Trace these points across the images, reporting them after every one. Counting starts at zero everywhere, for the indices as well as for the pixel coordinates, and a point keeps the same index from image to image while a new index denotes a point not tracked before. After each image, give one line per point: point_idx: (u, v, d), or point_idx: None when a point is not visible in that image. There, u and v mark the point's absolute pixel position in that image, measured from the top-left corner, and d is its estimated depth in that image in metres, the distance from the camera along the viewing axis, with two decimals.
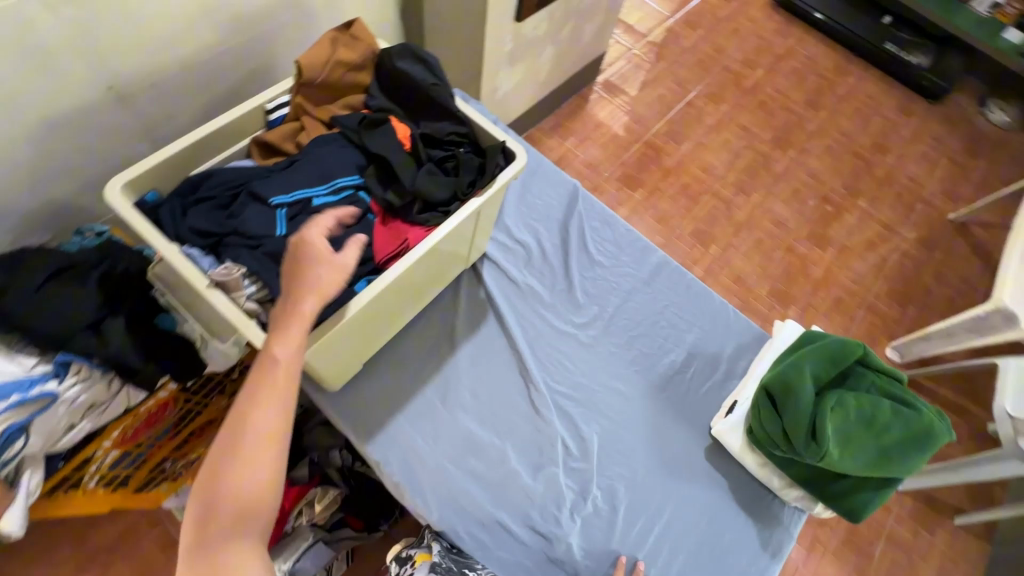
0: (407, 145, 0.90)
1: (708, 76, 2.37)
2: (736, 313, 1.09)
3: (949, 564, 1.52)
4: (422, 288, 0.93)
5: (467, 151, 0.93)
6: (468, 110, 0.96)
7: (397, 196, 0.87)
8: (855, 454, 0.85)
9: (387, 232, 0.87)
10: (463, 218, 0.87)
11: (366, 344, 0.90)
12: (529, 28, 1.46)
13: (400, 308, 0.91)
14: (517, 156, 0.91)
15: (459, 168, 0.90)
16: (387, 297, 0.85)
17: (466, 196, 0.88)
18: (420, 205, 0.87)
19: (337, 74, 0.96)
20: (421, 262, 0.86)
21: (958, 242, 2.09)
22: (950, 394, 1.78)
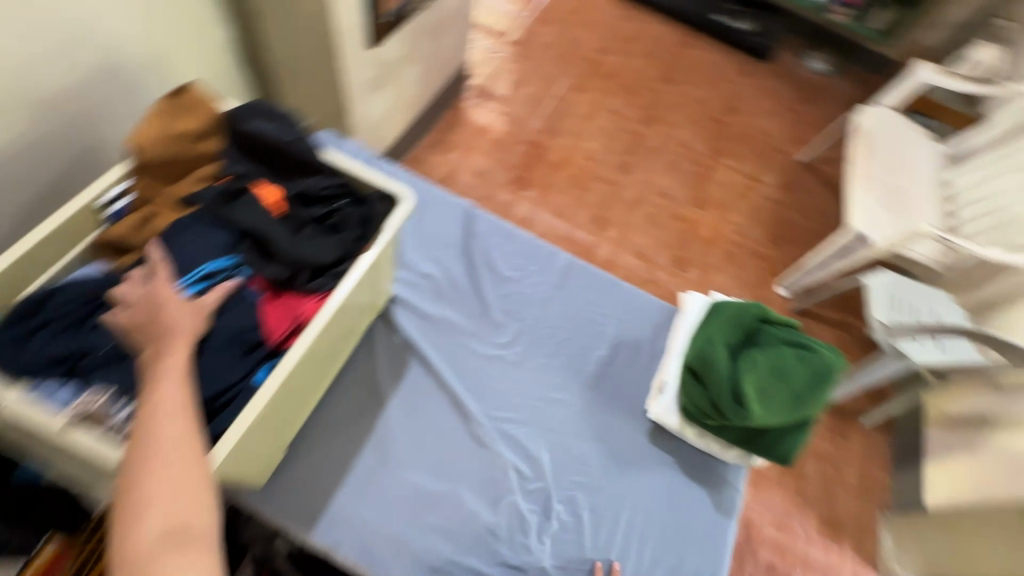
0: (278, 209, 0.85)
1: (570, 68, 2.47)
2: (647, 297, 1.13)
3: (866, 462, 1.73)
4: (335, 353, 0.90)
5: (346, 201, 0.90)
6: (336, 159, 0.93)
7: (280, 269, 0.83)
8: (775, 404, 0.91)
9: (279, 309, 0.83)
10: (359, 276, 0.85)
11: (288, 426, 0.86)
12: (387, 53, 1.43)
13: (316, 380, 0.88)
14: (399, 197, 0.91)
15: (342, 225, 0.88)
16: (299, 375, 0.80)
17: (357, 251, 0.87)
18: (309, 273, 0.84)
19: (178, 147, 0.89)
20: (325, 330, 0.82)
21: (811, 180, 2.37)
22: (835, 314, 2.01)
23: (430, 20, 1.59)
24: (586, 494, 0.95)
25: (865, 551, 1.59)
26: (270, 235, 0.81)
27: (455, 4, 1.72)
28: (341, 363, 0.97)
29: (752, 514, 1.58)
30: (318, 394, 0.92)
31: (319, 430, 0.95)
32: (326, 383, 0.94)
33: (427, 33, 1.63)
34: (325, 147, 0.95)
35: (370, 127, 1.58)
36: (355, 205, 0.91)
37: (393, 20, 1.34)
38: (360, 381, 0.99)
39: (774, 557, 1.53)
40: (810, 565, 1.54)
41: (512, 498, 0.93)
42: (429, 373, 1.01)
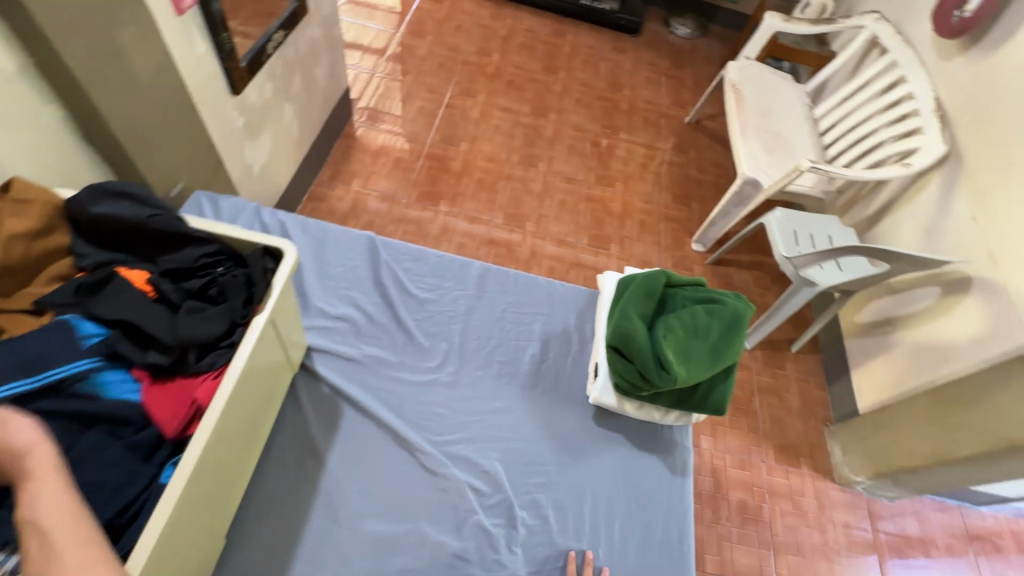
0: (150, 292, 0.80)
1: (454, 75, 2.48)
2: (563, 286, 1.23)
3: (804, 386, 1.85)
4: (252, 426, 0.86)
5: (228, 266, 0.86)
6: (206, 225, 0.88)
7: (162, 354, 0.76)
8: (696, 362, 0.97)
9: (169, 395, 0.76)
10: (255, 340, 0.80)
11: (218, 514, 0.81)
12: (253, 97, 1.37)
13: (238, 459, 0.83)
14: (283, 250, 0.87)
15: (225, 292, 0.81)
16: (212, 460, 0.75)
17: (247, 317, 0.81)
18: (196, 351, 0.77)
19: (13, 250, 0.79)
20: (231, 406, 0.77)
21: (701, 138, 2.51)
22: (749, 256, 2.14)
23: (294, 54, 1.54)
24: (547, 492, 0.98)
25: (821, 467, 1.70)
26: (141, 322, 0.75)
27: (318, 33, 1.67)
28: (267, 433, 0.93)
29: (716, 462, 1.65)
30: (247, 472, 0.88)
31: (261, 503, 0.90)
32: (255, 458, 0.90)
33: (295, 68, 1.57)
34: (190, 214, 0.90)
35: (256, 175, 1.51)
36: (237, 269, 0.85)
37: (248, 64, 1.29)
38: (293, 442, 0.96)
39: (745, 496, 1.61)
40: (778, 494, 1.63)
41: (476, 518, 0.92)
42: (363, 415, 1.00)
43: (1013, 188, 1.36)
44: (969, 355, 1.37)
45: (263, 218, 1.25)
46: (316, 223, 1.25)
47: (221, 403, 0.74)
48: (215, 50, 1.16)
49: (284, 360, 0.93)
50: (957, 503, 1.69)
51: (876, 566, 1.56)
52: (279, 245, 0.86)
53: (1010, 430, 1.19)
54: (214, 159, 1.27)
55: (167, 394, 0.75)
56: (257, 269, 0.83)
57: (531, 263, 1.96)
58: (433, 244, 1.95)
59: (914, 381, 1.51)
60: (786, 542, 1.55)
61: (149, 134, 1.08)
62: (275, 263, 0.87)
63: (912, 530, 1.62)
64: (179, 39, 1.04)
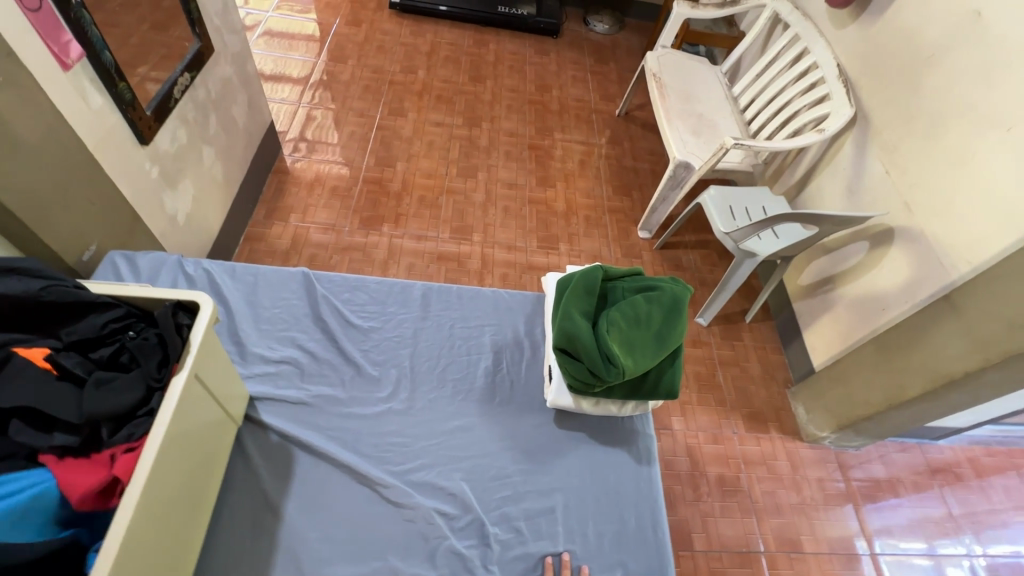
0: (51, 367, 0.73)
1: (382, 96, 2.46)
2: (508, 293, 1.27)
3: (762, 353, 1.91)
4: (189, 494, 0.80)
5: (139, 329, 0.82)
6: (110, 289, 0.84)
7: (71, 434, 0.71)
8: (642, 351, 0.99)
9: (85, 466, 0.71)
10: (177, 399, 0.74)
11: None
12: (165, 145, 1.32)
13: (178, 533, 0.77)
14: (196, 301, 0.83)
15: (137, 358, 0.77)
16: (142, 534, 0.69)
17: (163, 378, 0.76)
18: (110, 425, 0.72)
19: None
20: (158, 472, 0.71)
21: (632, 128, 2.57)
22: (693, 236, 2.20)
23: (205, 95, 1.48)
24: (517, 504, 0.97)
25: (789, 428, 1.75)
26: (43, 407, 0.69)
27: (230, 71, 1.62)
28: (211, 501, 0.88)
29: (690, 441, 1.67)
30: (193, 545, 0.82)
31: (217, 568, 0.86)
32: (200, 528, 0.84)
33: (209, 109, 1.52)
34: (90, 281, 0.85)
35: (181, 225, 1.45)
36: (149, 331, 0.80)
37: (154, 112, 1.24)
38: (247, 497, 0.92)
39: (723, 470, 1.64)
40: (752, 462, 1.67)
41: (446, 539, 0.92)
42: (316, 457, 0.97)
43: (916, 140, 1.45)
44: (902, 301, 1.44)
45: (187, 269, 1.21)
46: (245, 267, 1.24)
47: (144, 473, 0.68)
48: (114, 101, 1.10)
49: (217, 418, 0.88)
50: (917, 442, 1.77)
51: (854, 515, 1.61)
52: (193, 297, 0.82)
53: (947, 365, 1.26)
54: (128, 213, 1.21)
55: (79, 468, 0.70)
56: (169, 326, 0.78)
57: (484, 272, 1.94)
58: (382, 268, 1.91)
59: (859, 334, 1.58)
60: (767, 507, 1.59)
61: (47, 200, 0.99)
62: (190, 317, 0.83)
63: (881, 475, 1.69)
64: (68, 94, 0.99)
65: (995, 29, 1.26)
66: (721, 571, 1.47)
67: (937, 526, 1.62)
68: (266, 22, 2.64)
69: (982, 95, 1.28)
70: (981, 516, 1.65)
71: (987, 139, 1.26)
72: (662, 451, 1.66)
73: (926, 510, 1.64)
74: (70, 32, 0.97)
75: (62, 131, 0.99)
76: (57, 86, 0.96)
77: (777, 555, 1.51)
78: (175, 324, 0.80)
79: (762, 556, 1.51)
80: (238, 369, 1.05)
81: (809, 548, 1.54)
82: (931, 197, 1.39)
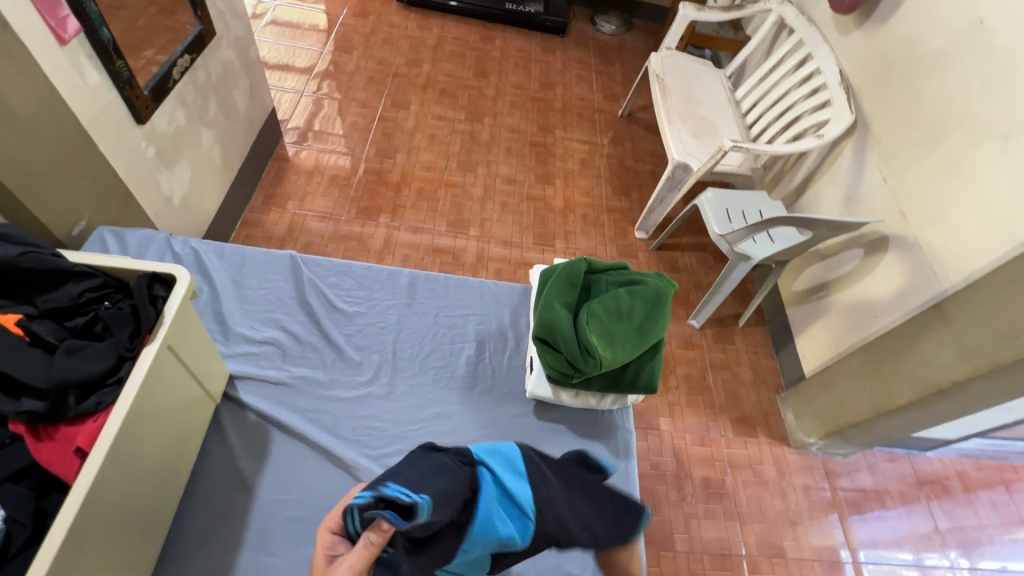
0: (22, 334, 0.74)
1: (385, 88, 2.46)
2: (494, 285, 1.27)
3: (753, 357, 1.90)
4: (160, 465, 0.80)
5: (115, 300, 0.82)
6: (87, 258, 0.84)
7: (38, 399, 0.69)
8: (622, 344, 0.99)
9: (55, 448, 0.70)
10: (147, 369, 0.74)
11: (130, 567, 0.75)
12: (162, 125, 1.32)
13: (148, 504, 0.77)
14: (174, 274, 0.83)
15: (110, 327, 0.77)
16: (109, 501, 0.68)
17: (135, 350, 0.75)
18: (78, 393, 0.71)
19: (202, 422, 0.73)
20: (129, 439, 0.71)
21: (635, 128, 2.57)
22: (690, 238, 2.19)
23: (206, 78, 1.49)
24: None
25: (777, 433, 1.75)
26: (13, 370, 0.69)
27: (232, 56, 1.63)
28: (184, 475, 0.88)
29: (677, 442, 1.67)
30: (164, 516, 0.83)
31: (187, 542, 0.86)
32: (172, 501, 0.85)
33: (209, 92, 1.52)
34: (68, 251, 0.85)
35: (176, 207, 1.45)
36: (124, 302, 0.80)
37: (152, 92, 1.24)
38: (220, 474, 0.93)
39: (708, 472, 1.63)
40: (739, 466, 1.66)
41: None
42: (292, 436, 0.98)
43: (914, 148, 1.44)
44: (894, 309, 1.43)
45: (175, 247, 1.24)
46: (232, 247, 1.24)
47: (110, 439, 0.68)
48: (111, 79, 1.11)
49: (193, 393, 0.88)
50: (905, 452, 1.77)
51: (839, 524, 1.60)
52: (169, 270, 0.82)
53: (935, 374, 1.25)
54: (121, 190, 1.21)
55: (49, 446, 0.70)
56: (142, 298, 0.78)
57: (477, 267, 1.94)
58: (377, 258, 1.91)
59: (849, 340, 1.58)
60: (751, 511, 1.58)
61: (37, 172, 0.99)
62: (166, 289, 0.82)
63: (868, 484, 1.68)
64: (64, 69, 1.00)
65: (998, 39, 1.25)
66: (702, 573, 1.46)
67: (923, 538, 1.61)
68: (273, 11, 2.65)
69: (982, 105, 1.27)
70: (967, 530, 1.64)
71: (983, 149, 1.26)
72: (648, 451, 1.65)
73: (912, 522, 1.63)
74: (68, 8, 0.97)
75: (57, 106, 0.99)
76: (54, 61, 0.97)
77: (759, 559, 1.51)
78: (150, 295, 0.79)
79: (743, 560, 1.50)
80: (220, 348, 1.06)
81: (791, 553, 1.53)
82: (927, 206, 1.38)
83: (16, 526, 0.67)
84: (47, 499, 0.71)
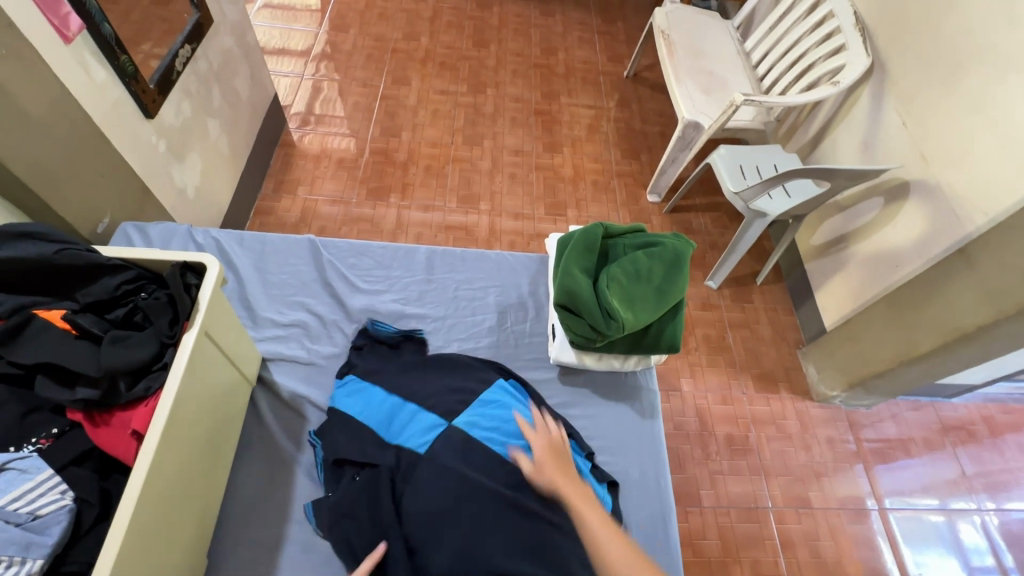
0: (68, 327, 0.76)
1: (384, 65, 2.42)
2: (511, 256, 1.28)
3: (773, 314, 1.90)
4: (206, 448, 0.83)
5: (150, 290, 0.85)
6: (120, 251, 0.86)
7: (91, 388, 0.73)
8: (642, 306, 1.00)
9: (109, 433, 0.74)
10: (187, 357, 0.76)
11: (190, 543, 0.80)
12: (171, 119, 1.33)
13: (199, 486, 0.81)
14: (203, 261, 0.85)
15: (150, 317, 0.79)
16: (163, 485, 0.72)
17: (175, 337, 0.78)
18: (127, 379, 0.74)
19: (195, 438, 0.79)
20: (177, 424, 0.74)
21: (641, 89, 2.50)
22: (703, 197, 2.16)
23: (207, 68, 1.48)
24: None
25: (799, 387, 1.76)
26: (62, 361, 0.72)
27: (230, 43, 1.61)
28: (228, 456, 0.92)
29: (699, 402, 1.69)
30: (215, 496, 0.87)
31: (236, 518, 0.91)
32: (220, 479, 0.89)
33: (211, 82, 1.52)
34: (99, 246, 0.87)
35: (191, 198, 1.47)
36: (159, 291, 0.83)
37: (157, 85, 1.25)
38: (262, 452, 0.97)
39: (732, 430, 1.65)
40: (762, 422, 1.68)
41: None
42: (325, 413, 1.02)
43: (934, 88, 1.39)
44: (917, 255, 1.41)
45: (196, 237, 1.26)
46: (251, 234, 1.26)
47: (159, 426, 0.70)
48: (116, 74, 1.11)
49: (231, 378, 0.91)
50: (930, 400, 1.76)
51: (864, 473, 1.62)
52: (199, 259, 0.84)
53: (959, 319, 1.25)
54: (139, 184, 1.23)
55: (105, 430, 0.73)
56: (175, 286, 0.80)
57: (491, 241, 1.95)
58: (391, 238, 1.92)
59: (872, 290, 1.56)
60: (776, 465, 1.61)
61: (60, 174, 1.02)
62: (197, 278, 0.84)
63: (892, 433, 1.69)
64: (72, 68, 1.00)
65: None
66: (729, 526, 1.50)
67: (949, 483, 1.62)
68: None
69: (1004, 38, 1.22)
70: (993, 473, 1.65)
71: (1008, 84, 1.21)
72: (671, 412, 1.68)
73: (938, 468, 1.64)
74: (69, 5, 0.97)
75: (68, 105, 1.00)
76: (59, 59, 0.97)
77: (786, 510, 1.54)
78: (183, 284, 0.82)
79: (770, 512, 1.53)
80: (250, 333, 1.10)
81: (818, 503, 1.56)
82: (948, 147, 1.35)
83: (85, 506, 0.71)
84: (109, 480, 0.75)
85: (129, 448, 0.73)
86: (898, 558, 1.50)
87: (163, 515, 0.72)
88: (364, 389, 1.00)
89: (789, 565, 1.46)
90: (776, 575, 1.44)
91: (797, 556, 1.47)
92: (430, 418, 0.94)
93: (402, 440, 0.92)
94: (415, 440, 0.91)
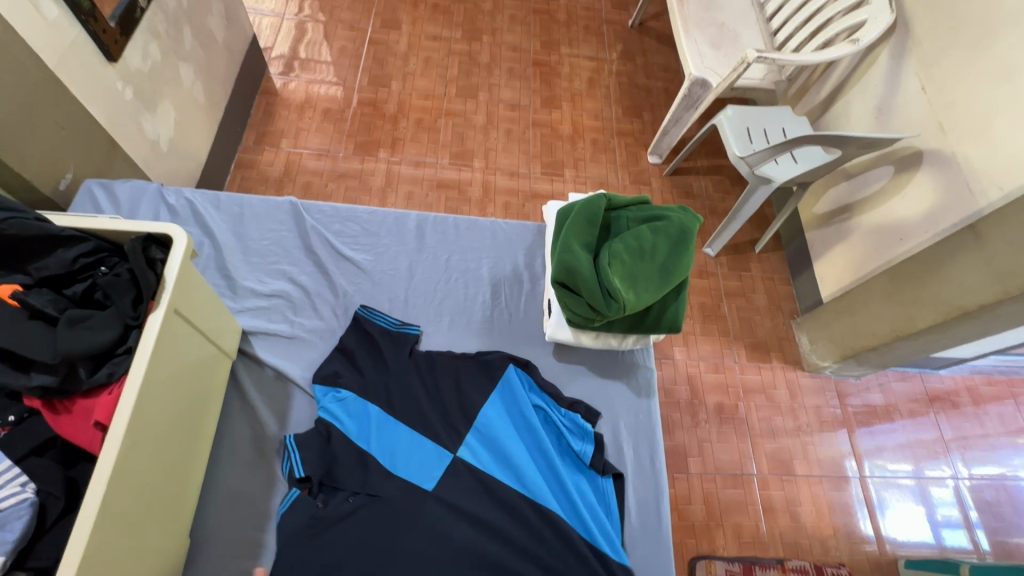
0: (16, 305, 0.70)
1: (373, 6, 2.24)
2: (505, 224, 1.24)
3: (769, 284, 1.87)
4: (182, 428, 0.80)
5: (111, 266, 0.79)
6: (74, 220, 0.79)
7: (48, 373, 0.68)
8: (643, 286, 0.96)
9: (73, 421, 0.70)
10: (154, 337, 0.72)
11: (170, 521, 0.78)
12: (137, 63, 1.22)
13: (176, 466, 0.79)
14: (168, 234, 0.78)
15: (111, 295, 0.74)
16: (136, 468, 0.69)
17: (140, 318, 0.73)
18: (88, 365, 0.70)
19: (171, 418, 0.77)
20: (146, 407, 0.71)
21: (647, 40, 2.35)
22: (705, 159, 2.08)
23: (175, 5, 1.34)
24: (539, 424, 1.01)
25: (790, 357, 1.76)
26: (16, 347, 0.67)
27: None
28: (209, 433, 0.90)
29: (691, 370, 1.68)
30: (195, 473, 0.86)
31: (219, 494, 0.92)
32: (201, 456, 0.87)
33: (182, 20, 1.38)
34: (51, 214, 0.80)
35: (166, 151, 1.38)
36: (121, 267, 0.76)
37: (119, 24, 1.13)
38: (244, 429, 0.97)
39: (722, 398, 1.66)
40: (752, 391, 1.68)
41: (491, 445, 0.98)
42: (314, 400, 1.01)
43: (961, 51, 1.30)
44: (922, 230, 1.37)
45: (168, 199, 1.19)
46: (228, 197, 1.20)
47: (126, 411, 0.67)
48: (71, 12, 1.00)
49: (206, 352, 0.87)
50: (918, 371, 1.77)
51: (847, 438, 1.65)
52: (164, 230, 0.78)
53: (960, 297, 1.22)
54: (105, 136, 1.14)
55: (67, 419, 0.70)
56: (137, 263, 0.74)
57: (485, 201, 1.87)
58: (380, 197, 1.84)
59: (871, 264, 1.53)
60: (763, 433, 1.63)
61: (13, 126, 0.93)
62: (163, 251, 0.78)
63: (877, 402, 1.71)
64: (18, 4, 0.90)
65: None
66: (714, 492, 1.53)
67: (928, 449, 1.65)
68: None
69: None
70: (972, 442, 1.67)
71: None
72: (663, 380, 1.67)
73: (918, 435, 1.67)
74: None
75: (14, 45, 0.90)
76: None
77: (770, 477, 1.57)
78: (147, 259, 0.76)
79: (754, 478, 1.56)
80: (230, 304, 1.07)
81: (801, 470, 1.59)
82: (969, 117, 1.28)
83: (51, 497, 0.69)
84: (76, 467, 0.73)
85: (96, 436, 0.70)
86: (873, 522, 1.54)
87: (137, 498, 0.70)
88: (360, 408, 0.97)
89: (770, 528, 1.50)
90: (757, 538, 1.48)
91: (777, 521, 1.51)
92: (426, 443, 0.95)
93: (409, 474, 0.92)
94: (423, 475, 0.93)
